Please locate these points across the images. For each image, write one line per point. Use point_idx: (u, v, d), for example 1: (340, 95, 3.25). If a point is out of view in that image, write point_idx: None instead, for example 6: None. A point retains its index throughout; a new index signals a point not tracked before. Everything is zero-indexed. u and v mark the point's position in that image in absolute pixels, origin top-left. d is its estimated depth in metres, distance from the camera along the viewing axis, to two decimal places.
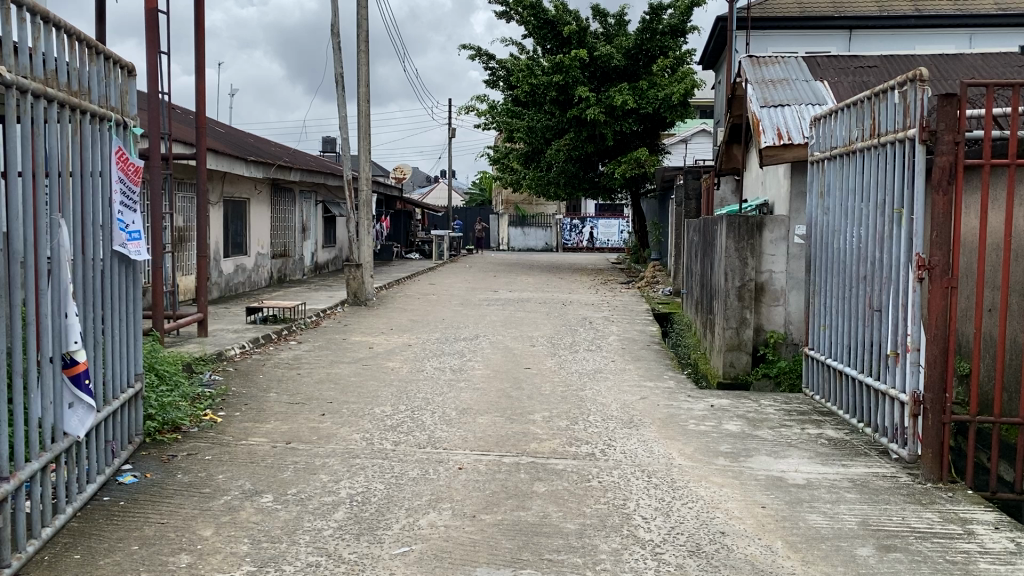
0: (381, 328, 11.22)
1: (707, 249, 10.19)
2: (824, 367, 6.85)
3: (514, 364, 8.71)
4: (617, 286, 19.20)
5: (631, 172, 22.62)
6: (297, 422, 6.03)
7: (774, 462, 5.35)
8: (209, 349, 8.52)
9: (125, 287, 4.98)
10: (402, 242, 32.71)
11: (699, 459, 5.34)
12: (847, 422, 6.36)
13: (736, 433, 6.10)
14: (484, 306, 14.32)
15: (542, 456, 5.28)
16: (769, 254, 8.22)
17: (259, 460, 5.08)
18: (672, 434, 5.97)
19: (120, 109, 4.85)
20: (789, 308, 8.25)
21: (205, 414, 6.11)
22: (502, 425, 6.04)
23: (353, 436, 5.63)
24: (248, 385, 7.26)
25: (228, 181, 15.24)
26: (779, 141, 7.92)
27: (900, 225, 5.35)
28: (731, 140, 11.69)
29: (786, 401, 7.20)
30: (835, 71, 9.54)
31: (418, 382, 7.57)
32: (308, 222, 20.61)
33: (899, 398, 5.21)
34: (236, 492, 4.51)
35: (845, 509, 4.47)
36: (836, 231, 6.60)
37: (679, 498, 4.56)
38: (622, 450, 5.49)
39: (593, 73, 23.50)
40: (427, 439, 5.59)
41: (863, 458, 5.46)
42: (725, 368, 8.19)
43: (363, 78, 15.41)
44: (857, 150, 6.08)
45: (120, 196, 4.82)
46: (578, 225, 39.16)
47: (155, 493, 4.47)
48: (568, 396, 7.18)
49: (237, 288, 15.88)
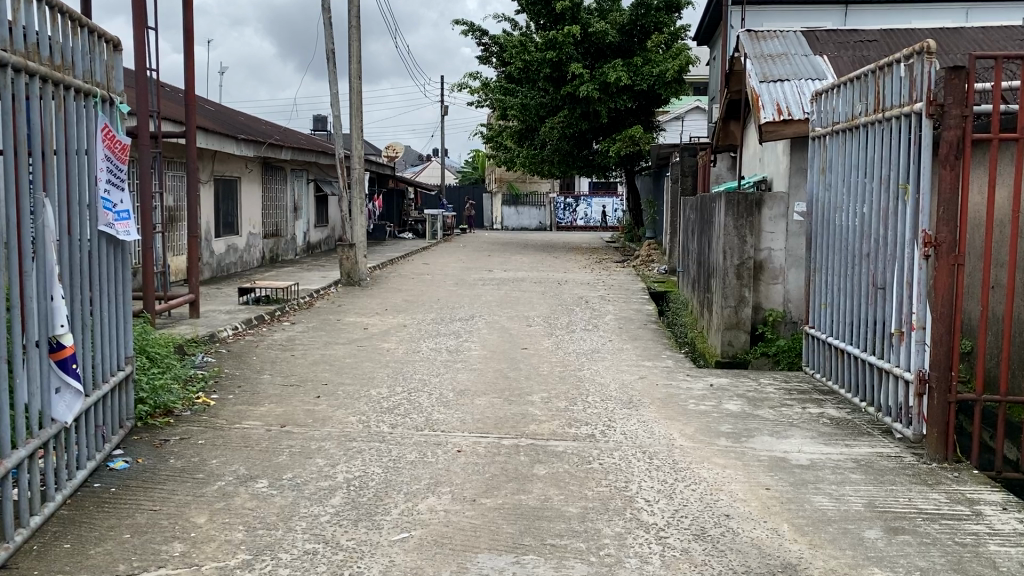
0: (375, 308, 11.11)
1: (704, 227, 10.07)
2: (825, 345, 6.78)
3: (510, 344, 8.63)
4: (612, 265, 19.11)
5: (625, 150, 22.48)
6: (291, 404, 5.92)
7: (776, 442, 5.28)
8: (202, 331, 8.40)
9: (114, 268, 4.86)
10: (395, 221, 32.53)
11: (701, 440, 5.26)
12: (848, 401, 6.30)
13: (737, 413, 6.02)
14: (479, 286, 14.21)
15: (542, 438, 5.19)
16: (767, 232, 8.14)
17: (253, 443, 4.99)
18: (672, 415, 5.89)
19: (106, 84, 4.70)
20: (788, 286, 8.15)
21: (198, 397, 6.01)
22: (500, 406, 5.95)
23: (349, 419, 5.54)
24: (242, 367, 7.16)
25: (218, 160, 15.03)
26: (779, 116, 7.79)
27: (906, 201, 5.25)
28: (729, 116, 11.54)
29: (785, 379, 7.15)
30: (834, 46, 9.39)
31: (414, 363, 7.47)
32: (300, 201, 20.42)
33: (904, 377, 5.13)
34: (230, 477, 4.41)
35: (850, 491, 4.41)
36: (838, 207, 6.50)
37: (682, 480, 4.48)
38: (622, 431, 5.41)
39: (587, 50, 23.22)
40: (425, 422, 5.50)
41: (866, 438, 5.40)
42: (723, 347, 8.13)
43: (355, 53, 15.20)
44: (860, 125, 5.95)
45: (106, 174, 4.68)
46: (572, 204, 39.01)
47: (146, 479, 4.37)
48: (567, 376, 7.11)
49: (229, 268, 15.73)
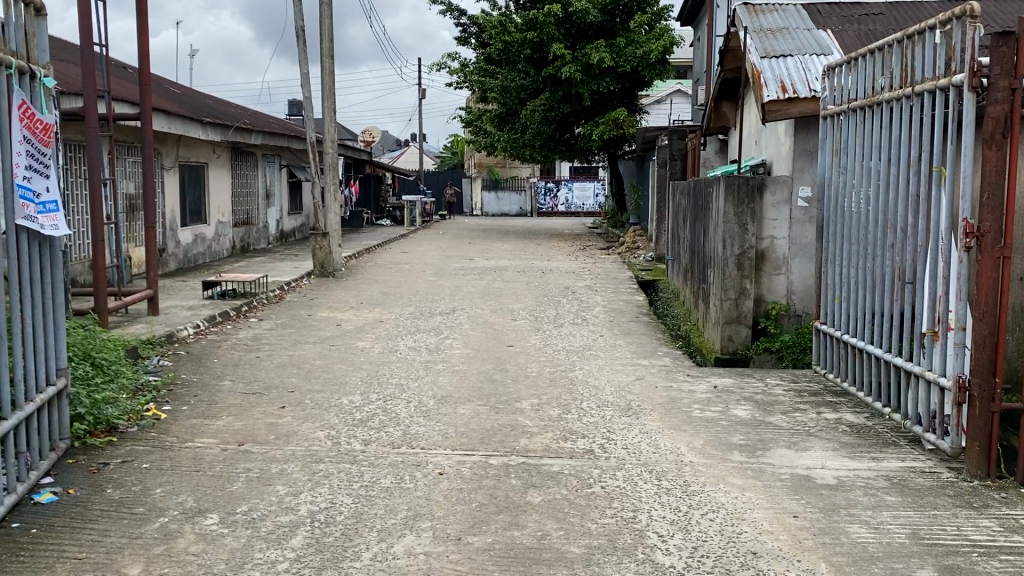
0: (350, 301, 10.46)
1: (699, 213, 9.49)
2: (839, 343, 6.24)
3: (495, 341, 8.02)
4: (596, 252, 18.54)
5: (609, 133, 21.89)
6: (252, 417, 5.29)
7: (797, 457, 4.72)
8: (159, 330, 7.71)
9: (42, 268, 4.19)
10: (372, 209, 31.78)
11: (712, 455, 4.69)
12: (867, 405, 5.79)
13: (748, 420, 5.45)
14: (460, 276, 13.56)
15: (535, 455, 4.60)
16: (770, 219, 7.59)
17: (205, 467, 4.36)
18: (677, 424, 5.31)
19: (25, 55, 4.00)
20: (791, 277, 7.64)
21: (147, 410, 5.35)
22: (486, 416, 5.37)
23: (316, 435, 4.92)
24: (200, 372, 6.49)
25: (184, 144, 14.23)
26: (784, 93, 7.21)
27: (941, 186, 4.70)
28: (723, 96, 10.98)
29: (793, 379, 6.61)
30: (838, 19, 8.78)
31: (391, 365, 6.86)
32: (272, 187, 19.63)
33: (939, 383, 4.58)
34: (175, 513, 3.78)
35: (889, 518, 3.86)
36: (856, 194, 5.94)
37: (696, 508, 3.91)
38: (624, 445, 4.83)
39: (568, 30, 22.53)
40: (403, 437, 4.89)
41: (893, 449, 4.87)
42: (723, 343, 7.57)
43: (327, 32, 14.46)
44: (882, 101, 5.39)
45: (24, 160, 3.99)
46: (553, 189, 38.36)
47: (76, 516, 3.72)
48: (558, 378, 6.52)
49: (196, 259, 14.98)
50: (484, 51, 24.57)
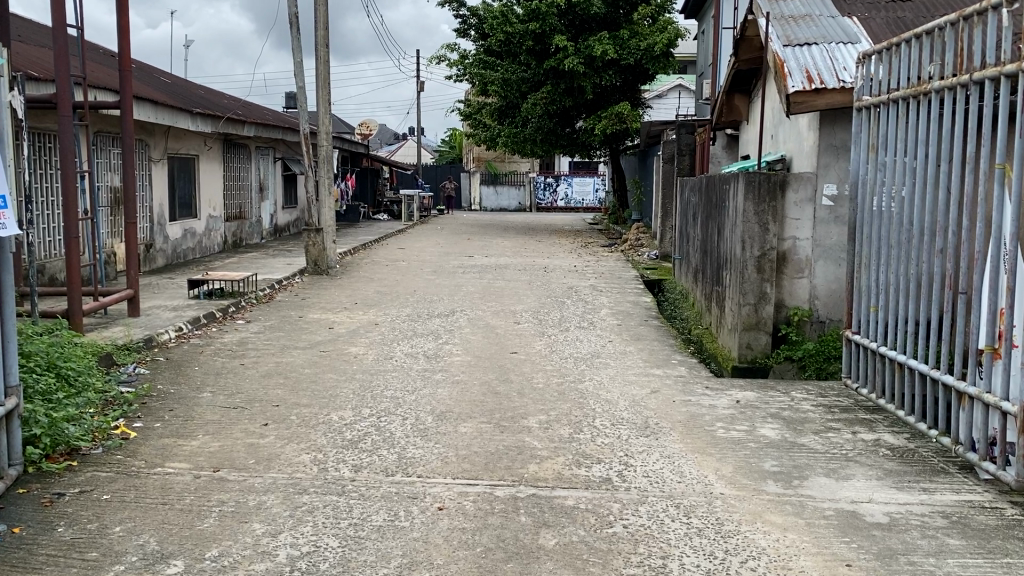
0: (343, 302, 9.92)
1: (713, 210, 8.97)
2: (875, 356, 5.72)
3: (497, 347, 7.52)
4: (599, 250, 18.05)
5: (612, 128, 21.36)
6: (231, 437, 4.77)
7: (839, 487, 4.23)
8: (137, 334, 7.18)
9: None
10: (369, 203, 31.20)
11: (744, 486, 4.18)
12: (906, 424, 5.29)
13: (778, 442, 4.95)
14: (459, 274, 13.02)
15: (546, 486, 4.09)
16: (793, 219, 7.07)
17: (174, 499, 3.84)
18: (702, 446, 4.81)
19: None
20: (815, 281, 7.11)
21: (115, 427, 4.81)
22: (490, 436, 4.85)
23: (301, 459, 4.41)
24: (178, 382, 5.97)
25: (173, 135, 13.67)
26: (810, 84, 6.69)
27: (1003, 186, 4.17)
28: (736, 87, 10.43)
29: (821, 394, 6.10)
30: (863, 6, 8.23)
31: (385, 375, 6.35)
32: (265, 181, 19.07)
33: (1002, 408, 4.07)
34: (134, 559, 3.26)
35: (956, 569, 3.35)
36: (895, 194, 5.42)
37: (734, 554, 3.41)
38: (644, 472, 4.33)
39: (571, 22, 21.94)
40: (398, 462, 4.38)
41: (944, 478, 4.37)
42: (741, 351, 7.08)
43: (322, 20, 13.89)
44: (932, 91, 4.85)
45: None
46: (552, 184, 37.81)
47: (17, 563, 3.20)
48: (566, 391, 6.01)
49: (185, 255, 14.43)
50: (484, 43, 23.97)
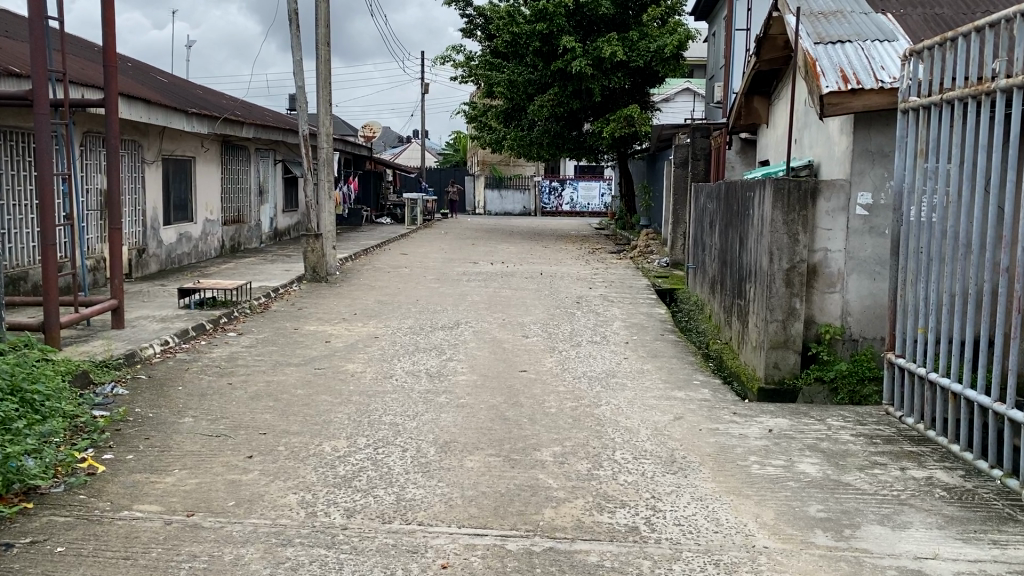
0: (342, 312, 9.42)
1: (733, 218, 8.44)
2: (921, 381, 5.19)
3: (506, 364, 7.02)
4: (607, 257, 17.59)
5: (620, 131, 20.84)
6: (211, 472, 4.26)
7: (897, 539, 3.71)
8: (119, 349, 6.67)
9: None
10: (371, 206, 30.71)
11: (790, 538, 3.67)
12: (959, 460, 4.75)
13: (821, 481, 4.43)
14: (464, 282, 12.53)
15: (565, 537, 3.57)
16: (823, 229, 6.53)
17: (138, 553, 3.34)
18: (737, 486, 4.30)
19: None
20: (847, 295, 6.58)
21: (81, 461, 4.32)
22: (500, 473, 4.34)
23: (286, 500, 3.91)
24: (158, 405, 5.45)
25: (168, 137, 13.18)
26: (846, 84, 6.16)
27: None
28: (755, 90, 9.96)
29: (859, 422, 5.58)
30: (897, 2, 7.73)
31: (385, 396, 5.85)
32: (264, 184, 18.59)
33: None
34: None
35: None
36: (947, 204, 4.88)
37: None
38: (675, 518, 3.83)
39: (578, 23, 21.30)
40: (396, 506, 3.87)
41: (1015, 528, 3.85)
42: (768, 371, 6.56)
43: (324, 18, 13.40)
44: (996, 90, 4.31)
45: None
46: (557, 188, 37.50)
47: None
48: (581, 416, 5.52)
49: (179, 260, 13.94)
50: (491, 44, 23.53)
